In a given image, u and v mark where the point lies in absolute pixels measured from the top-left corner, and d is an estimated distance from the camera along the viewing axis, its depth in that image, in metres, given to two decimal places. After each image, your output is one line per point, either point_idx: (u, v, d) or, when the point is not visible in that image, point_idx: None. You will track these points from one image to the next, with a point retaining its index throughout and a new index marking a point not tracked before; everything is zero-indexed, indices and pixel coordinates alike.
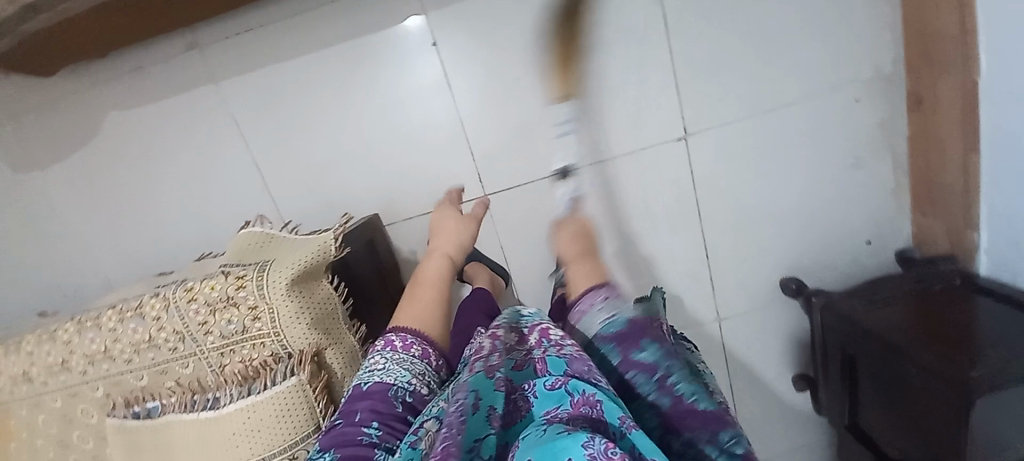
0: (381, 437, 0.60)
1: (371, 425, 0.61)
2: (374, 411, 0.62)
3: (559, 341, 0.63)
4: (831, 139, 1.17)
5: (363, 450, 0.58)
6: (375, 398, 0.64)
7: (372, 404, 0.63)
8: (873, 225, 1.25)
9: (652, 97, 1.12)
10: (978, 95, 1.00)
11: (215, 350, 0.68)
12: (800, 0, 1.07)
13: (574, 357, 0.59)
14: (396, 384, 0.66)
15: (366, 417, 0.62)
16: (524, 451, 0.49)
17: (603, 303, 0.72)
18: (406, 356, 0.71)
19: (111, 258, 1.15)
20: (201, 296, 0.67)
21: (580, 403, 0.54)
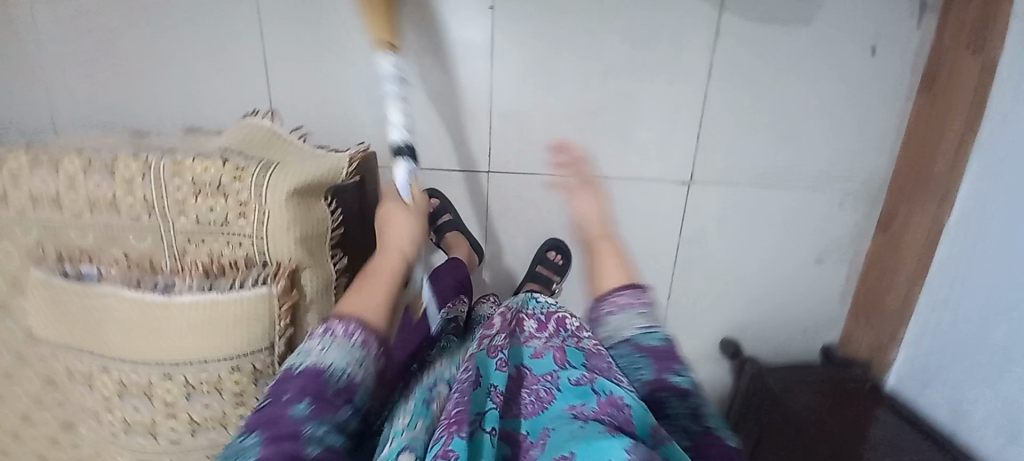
0: (311, 413, 0.56)
1: (298, 404, 0.57)
2: (302, 389, 0.58)
3: (576, 333, 0.70)
4: (809, 229, 1.27)
5: (290, 429, 0.55)
6: (302, 380, 0.58)
7: (300, 385, 0.58)
8: (814, 315, 1.35)
9: (673, 135, 1.15)
10: (941, 236, 1.14)
11: (184, 234, 0.62)
12: (830, 99, 1.14)
13: (592, 352, 0.67)
14: (329, 365, 0.60)
15: (295, 396, 0.57)
16: (563, 443, 0.57)
17: (640, 308, 0.78)
18: (346, 342, 0.61)
19: (70, 98, 1.01)
20: (187, 173, 0.61)
21: (607, 404, 0.61)
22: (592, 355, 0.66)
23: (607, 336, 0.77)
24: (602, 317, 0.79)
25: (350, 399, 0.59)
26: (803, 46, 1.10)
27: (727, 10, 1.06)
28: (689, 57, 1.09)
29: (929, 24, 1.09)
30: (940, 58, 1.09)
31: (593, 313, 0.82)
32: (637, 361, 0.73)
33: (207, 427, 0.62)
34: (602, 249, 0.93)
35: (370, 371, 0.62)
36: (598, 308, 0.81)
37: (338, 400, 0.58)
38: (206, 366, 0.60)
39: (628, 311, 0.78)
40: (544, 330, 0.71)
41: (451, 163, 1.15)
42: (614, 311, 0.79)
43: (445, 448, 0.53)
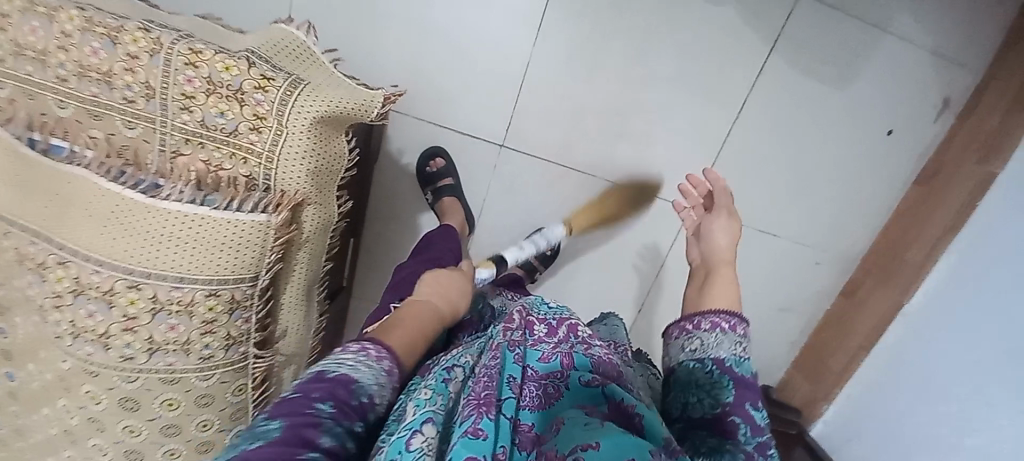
0: (333, 417, 0.43)
1: (323, 405, 0.43)
2: (330, 391, 0.44)
3: (587, 340, 0.58)
4: (791, 282, 1.25)
5: (305, 428, 0.41)
6: (332, 381, 0.45)
7: (329, 385, 0.45)
8: (764, 357, 1.32)
9: (692, 157, 1.11)
10: (895, 317, 1.16)
11: (184, 133, 0.55)
12: (847, 163, 1.15)
13: (601, 360, 0.56)
14: (367, 375, 0.47)
15: (321, 395, 0.44)
16: (568, 436, 0.44)
17: (735, 334, 0.63)
18: (379, 363, 0.48)
19: None
20: (203, 67, 0.53)
21: (620, 409, 0.50)
22: (597, 363, 0.55)
23: (691, 351, 0.62)
24: (688, 331, 0.64)
25: (369, 419, 0.46)
26: (835, 107, 1.10)
27: (775, 52, 1.05)
28: (729, 88, 1.06)
29: (945, 120, 1.13)
30: (950, 153, 1.12)
31: (680, 325, 0.65)
32: (715, 384, 0.57)
33: (166, 350, 0.56)
34: (722, 270, 0.76)
35: (394, 396, 0.49)
36: (685, 321, 0.66)
37: (361, 413, 0.45)
38: (180, 285, 0.54)
39: (722, 334, 0.63)
40: (553, 336, 0.57)
41: (463, 123, 1.04)
42: (709, 330, 0.63)
43: (475, 425, 0.46)
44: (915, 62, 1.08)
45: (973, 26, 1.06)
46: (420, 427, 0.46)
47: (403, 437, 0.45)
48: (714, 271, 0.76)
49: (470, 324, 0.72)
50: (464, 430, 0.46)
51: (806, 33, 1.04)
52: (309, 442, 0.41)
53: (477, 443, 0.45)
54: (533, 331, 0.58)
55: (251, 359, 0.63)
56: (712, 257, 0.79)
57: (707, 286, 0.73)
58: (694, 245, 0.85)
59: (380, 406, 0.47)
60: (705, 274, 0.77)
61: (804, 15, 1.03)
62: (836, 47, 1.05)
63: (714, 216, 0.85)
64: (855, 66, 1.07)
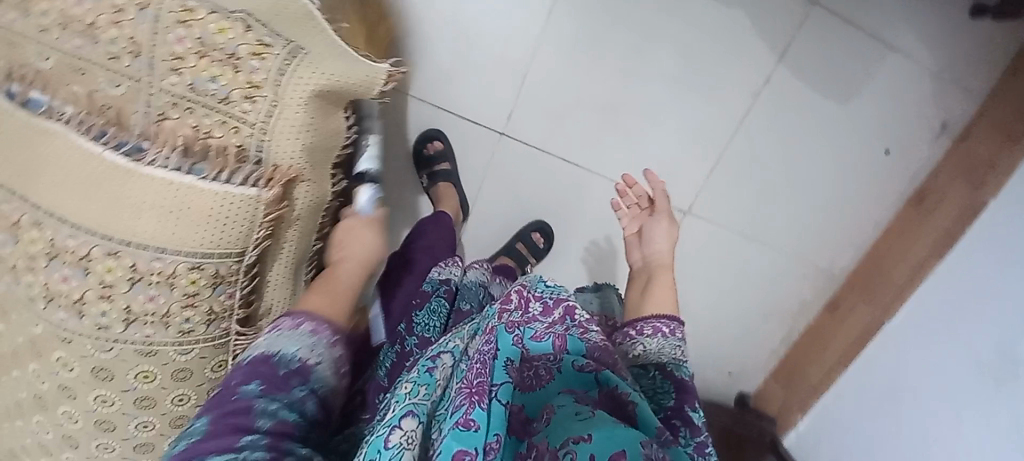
0: (262, 392, 0.47)
1: (247, 385, 0.47)
2: (250, 372, 0.48)
3: (584, 324, 0.53)
4: (778, 293, 1.24)
5: (237, 409, 0.46)
6: (251, 365, 0.49)
7: (252, 367, 0.49)
8: (743, 361, 1.29)
9: (691, 159, 1.10)
10: (875, 335, 1.14)
11: (172, 96, 0.52)
12: (845, 177, 1.15)
13: (599, 345, 0.51)
14: (286, 348, 0.51)
15: (243, 379, 0.48)
16: (557, 428, 0.42)
17: (677, 337, 0.63)
18: (298, 331, 0.52)
19: None
20: (195, 27, 0.51)
21: (611, 399, 0.47)
22: (595, 346, 0.51)
23: (633, 357, 0.61)
24: (627, 335, 0.64)
25: (305, 382, 0.49)
26: (835, 120, 1.10)
27: (782, 60, 1.04)
28: (733, 92, 1.05)
29: (940, 143, 1.15)
30: (942, 176, 1.13)
31: (624, 332, 0.65)
32: (654, 387, 0.57)
33: (144, 321, 0.54)
34: (661, 275, 0.76)
35: (329, 358, 0.53)
36: (629, 327, 0.65)
37: (289, 380, 0.49)
38: (162, 255, 0.52)
39: (663, 339, 0.63)
40: (548, 316, 0.54)
41: (463, 107, 1.01)
42: (650, 336, 0.63)
43: (466, 416, 0.45)
44: (917, 82, 1.09)
45: (973, 52, 1.08)
46: (399, 422, 0.46)
47: (382, 434, 0.45)
48: (654, 276, 0.77)
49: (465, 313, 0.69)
50: (456, 421, 0.45)
51: (813, 45, 1.04)
52: (246, 419, 0.45)
53: (471, 434, 0.44)
54: (528, 311, 0.54)
55: (233, 336, 0.61)
56: (653, 261, 0.80)
57: (648, 291, 0.73)
58: (635, 249, 0.84)
59: (312, 370, 0.50)
60: (646, 278, 0.77)
61: (814, 26, 1.02)
62: (842, 61, 1.05)
63: (656, 219, 0.84)
64: (859, 81, 1.07)
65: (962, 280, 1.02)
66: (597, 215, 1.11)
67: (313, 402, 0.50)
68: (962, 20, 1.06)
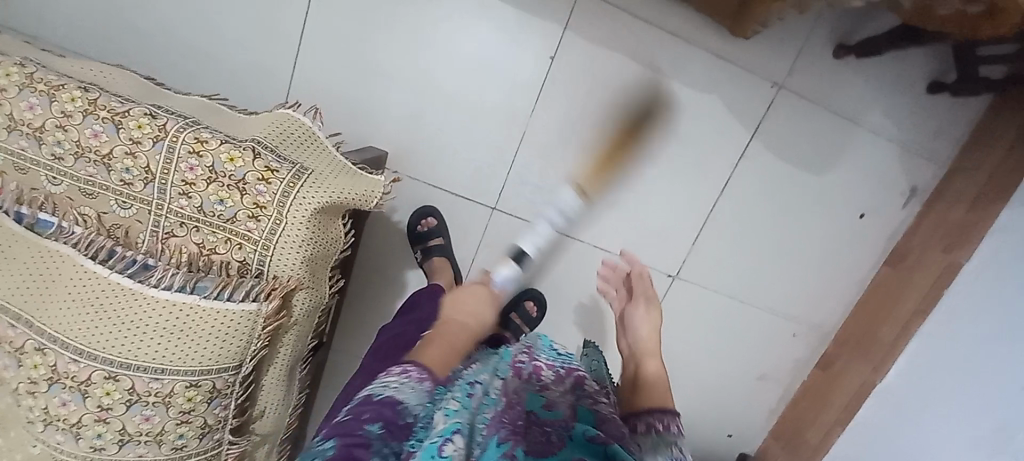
0: (380, 440, 0.45)
1: (371, 425, 0.46)
2: (377, 412, 0.47)
3: (592, 395, 0.62)
4: (771, 355, 1.24)
5: (361, 444, 0.44)
6: (383, 404, 0.48)
7: (374, 406, 0.47)
8: (741, 423, 1.28)
9: (678, 227, 1.13)
10: (867, 398, 1.14)
11: (180, 217, 0.55)
12: (826, 241, 1.19)
13: (602, 418, 0.57)
14: (408, 397, 0.49)
15: (370, 416, 0.46)
16: None
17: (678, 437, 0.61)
18: (420, 384, 0.50)
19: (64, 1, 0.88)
20: (207, 157, 0.54)
21: None
22: (601, 419, 0.57)
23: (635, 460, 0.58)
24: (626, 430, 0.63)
25: (416, 441, 0.47)
26: (812, 191, 1.15)
27: (757, 136, 1.11)
28: (713, 168, 1.11)
29: (912, 207, 1.19)
30: (917, 238, 1.17)
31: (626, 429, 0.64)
32: None
33: (138, 441, 0.54)
34: (648, 361, 0.76)
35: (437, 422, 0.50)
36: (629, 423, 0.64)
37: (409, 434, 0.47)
38: (161, 376, 0.53)
39: (660, 436, 0.60)
40: (559, 382, 0.63)
41: (455, 184, 1.04)
42: (643, 433, 0.62)
43: (512, 449, 0.47)
44: (886, 154, 1.15)
45: (935, 125, 1.15)
46: (451, 435, 0.46)
47: (437, 442, 0.46)
48: (641, 365, 0.75)
49: None
50: (502, 453, 0.46)
51: (784, 123, 1.11)
52: None
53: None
54: (541, 377, 0.62)
55: (225, 445, 0.61)
56: (639, 347, 0.79)
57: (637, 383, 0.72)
58: (622, 336, 0.85)
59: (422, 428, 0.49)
60: (634, 368, 0.75)
61: (783, 106, 1.10)
62: (811, 136, 1.12)
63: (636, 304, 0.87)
64: (830, 155, 1.14)
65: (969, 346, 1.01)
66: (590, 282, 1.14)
67: None
68: (921, 96, 1.13)
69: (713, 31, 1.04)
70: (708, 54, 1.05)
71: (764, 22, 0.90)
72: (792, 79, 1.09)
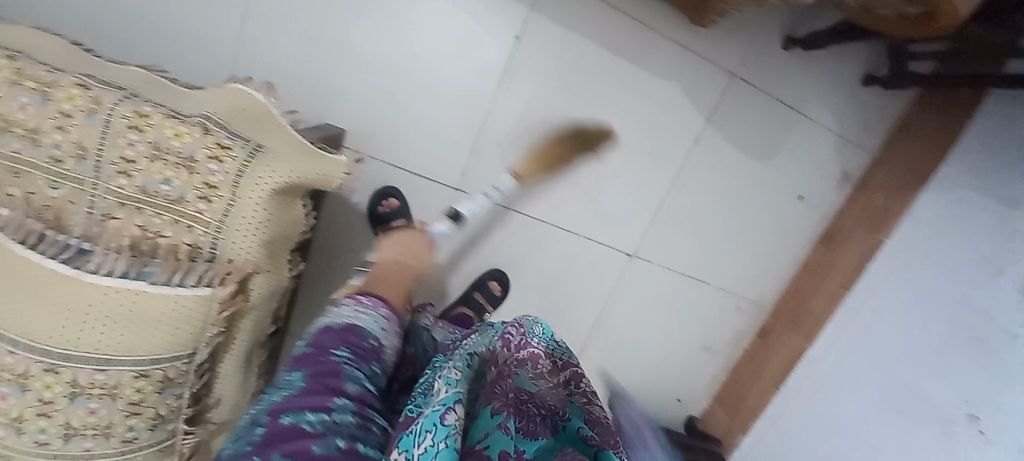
0: (349, 361, 0.55)
1: (339, 352, 0.56)
2: (340, 340, 0.57)
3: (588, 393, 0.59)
4: (717, 327, 1.34)
5: (330, 368, 0.53)
6: (339, 332, 0.59)
7: (334, 338, 0.58)
8: (689, 390, 1.38)
9: (636, 208, 1.18)
10: (797, 364, 1.27)
11: (119, 197, 0.52)
12: (769, 221, 1.27)
13: (595, 419, 0.56)
14: (364, 326, 0.61)
15: (335, 345, 0.57)
16: None
17: None
18: (372, 312, 0.64)
19: None
20: (149, 132, 0.51)
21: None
22: (593, 418, 0.56)
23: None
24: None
25: (377, 362, 0.58)
26: (758, 175, 1.23)
27: (711, 122, 1.16)
28: (670, 151, 1.15)
29: (845, 191, 1.29)
30: (846, 219, 1.28)
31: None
32: None
33: (84, 435, 0.51)
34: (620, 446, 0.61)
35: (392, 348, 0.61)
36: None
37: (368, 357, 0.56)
38: (105, 366, 0.50)
39: None
40: (552, 376, 0.60)
41: (416, 164, 1.01)
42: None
43: (506, 421, 0.51)
44: (824, 141, 1.24)
45: (867, 115, 1.24)
46: (453, 405, 0.49)
47: (439, 411, 0.48)
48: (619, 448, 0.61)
49: (412, 358, 0.72)
50: (496, 422, 0.51)
51: (735, 109, 1.16)
52: (338, 381, 0.52)
53: (504, 436, 0.50)
54: (535, 365, 0.59)
55: (179, 436, 0.59)
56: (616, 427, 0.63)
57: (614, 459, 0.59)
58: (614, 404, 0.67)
59: (381, 354, 0.59)
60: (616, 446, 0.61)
61: (735, 93, 1.15)
62: (759, 122, 1.19)
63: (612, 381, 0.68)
64: (776, 140, 1.21)
65: (882, 317, 1.16)
66: (551, 261, 1.17)
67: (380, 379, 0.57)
68: (856, 88, 1.22)
69: (673, 17, 1.06)
70: (668, 39, 1.08)
71: (722, 13, 0.93)
72: (744, 67, 1.14)
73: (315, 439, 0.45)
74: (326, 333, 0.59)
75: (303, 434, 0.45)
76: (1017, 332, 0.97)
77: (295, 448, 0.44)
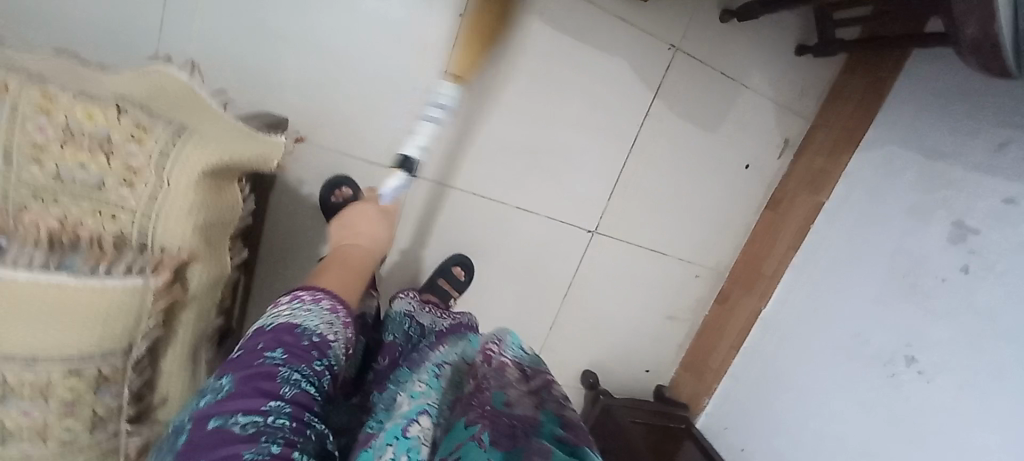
0: (285, 361, 0.52)
1: (271, 353, 0.52)
2: (273, 339, 0.54)
3: (560, 399, 0.56)
4: (678, 296, 1.39)
5: (261, 372, 0.50)
6: (274, 332, 0.55)
7: (270, 337, 0.54)
8: (657, 359, 1.42)
9: (594, 185, 1.20)
10: (755, 323, 1.34)
11: (33, 187, 0.48)
12: (721, 190, 1.32)
13: (572, 423, 0.52)
14: (304, 321, 0.57)
15: (268, 345, 0.53)
16: None
17: None
18: (315, 306, 0.60)
19: None
20: (59, 114, 0.48)
21: None
22: (570, 422, 0.53)
23: None
24: None
25: (321, 357, 0.55)
26: (706, 145, 1.27)
27: (658, 96, 1.19)
28: (622, 127, 1.18)
29: (787, 156, 1.35)
30: (790, 185, 1.35)
31: None
32: None
33: (19, 438, 0.49)
34: None
35: (341, 339, 0.59)
36: None
37: (311, 352, 0.54)
38: (33, 365, 0.47)
39: None
40: (524, 382, 0.58)
41: (367, 151, 0.99)
42: None
43: (479, 433, 0.47)
44: (765, 110, 1.30)
45: (803, 84, 1.31)
46: (416, 417, 0.50)
47: (400, 424, 0.50)
48: None
49: (390, 345, 0.73)
50: (469, 433, 0.47)
51: (680, 83, 1.20)
52: (270, 385, 0.49)
53: (477, 448, 0.46)
54: (504, 375, 0.58)
55: (123, 437, 0.56)
56: None
57: None
58: None
59: (327, 346, 0.56)
60: None
61: (679, 67, 1.19)
62: (704, 94, 1.23)
63: None
64: (720, 112, 1.26)
65: (821, 269, 1.25)
66: (514, 242, 1.17)
67: (326, 377, 0.54)
68: (791, 59, 1.28)
69: None
70: (611, 15, 1.09)
71: None
72: (685, 42, 1.18)
73: (244, 448, 0.43)
74: (260, 331, 0.55)
75: (233, 441, 0.44)
76: (945, 276, 1.04)
77: (225, 455, 0.43)
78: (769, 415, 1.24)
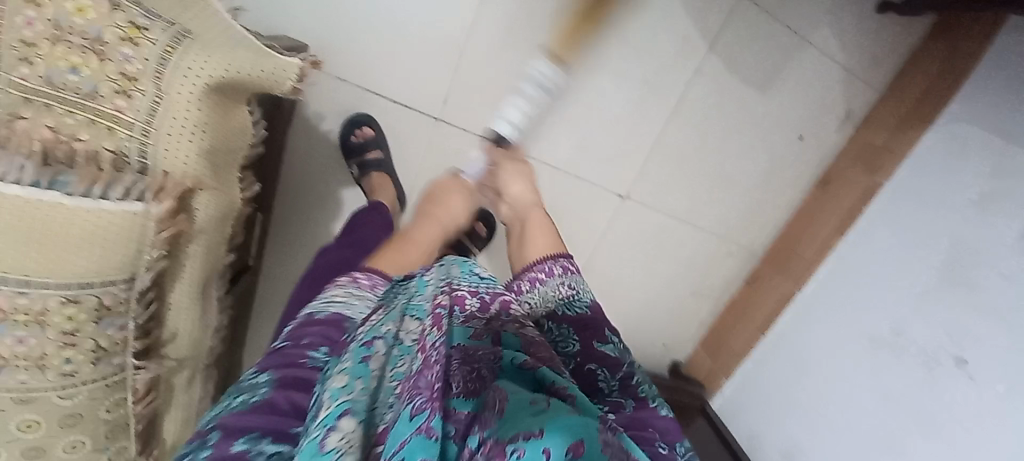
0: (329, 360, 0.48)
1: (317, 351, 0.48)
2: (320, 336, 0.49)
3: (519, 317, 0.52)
4: (706, 271, 1.31)
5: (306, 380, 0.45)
6: (324, 326, 0.50)
7: (321, 331, 0.50)
8: (675, 335, 1.37)
9: (629, 145, 1.10)
10: (785, 307, 1.25)
11: (20, 89, 0.43)
12: (767, 162, 1.21)
13: (535, 341, 0.49)
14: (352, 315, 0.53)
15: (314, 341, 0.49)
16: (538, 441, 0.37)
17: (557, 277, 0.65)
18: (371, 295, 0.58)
19: None
20: (48, 7, 0.42)
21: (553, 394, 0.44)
22: (532, 341, 0.49)
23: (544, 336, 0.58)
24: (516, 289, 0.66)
25: None
26: (758, 110, 1.15)
27: (713, 49, 1.06)
28: (668, 82, 1.06)
29: (845, 130, 1.23)
30: (845, 162, 1.23)
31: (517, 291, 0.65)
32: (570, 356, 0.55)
33: (16, 366, 0.46)
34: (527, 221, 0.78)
35: None
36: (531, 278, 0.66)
37: None
38: (27, 291, 0.44)
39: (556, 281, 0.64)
40: (485, 311, 0.51)
41: (390, 89, 0.91)
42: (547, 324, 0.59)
43: (428, 422, 0.38)
44: (831, 75, 1.16)
45: (879, 47, 1.16)
46: (335, 423, 0.38)
47: (317, 437, 0.38)
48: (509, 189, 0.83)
49: None
50: (414, 426, 0.38)
51: (738, 35, 1.06)
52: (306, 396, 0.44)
53: (426, 444, 0.37)
54: (464, 307, 0.51)
55: (130, 371, 0.53)
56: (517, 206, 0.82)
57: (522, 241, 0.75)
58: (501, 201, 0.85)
59: None
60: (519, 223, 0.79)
61: (740, 17, 1.05)
62: (765, 50, 1.09)
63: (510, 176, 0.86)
64: (778, 72, 1.12)
65: (871, 254, 1.13)
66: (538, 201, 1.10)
67: None
68: (870, 17, 1.12)
69: None
70: None
71: None
72: None
73: None
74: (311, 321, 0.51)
75: None
76: (1005, 271, 0.92)
77: None
78: (788, 398, 1.18)
